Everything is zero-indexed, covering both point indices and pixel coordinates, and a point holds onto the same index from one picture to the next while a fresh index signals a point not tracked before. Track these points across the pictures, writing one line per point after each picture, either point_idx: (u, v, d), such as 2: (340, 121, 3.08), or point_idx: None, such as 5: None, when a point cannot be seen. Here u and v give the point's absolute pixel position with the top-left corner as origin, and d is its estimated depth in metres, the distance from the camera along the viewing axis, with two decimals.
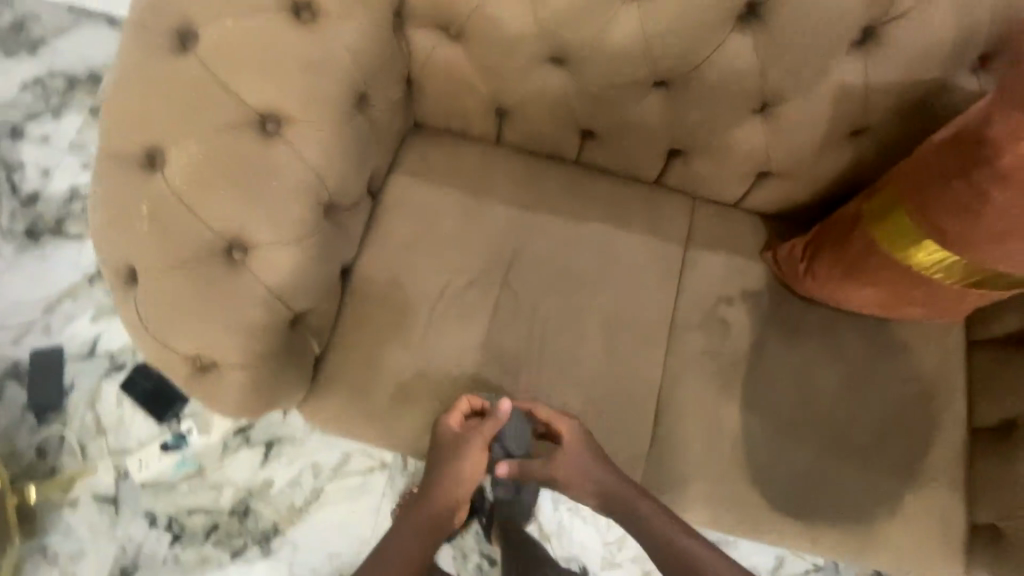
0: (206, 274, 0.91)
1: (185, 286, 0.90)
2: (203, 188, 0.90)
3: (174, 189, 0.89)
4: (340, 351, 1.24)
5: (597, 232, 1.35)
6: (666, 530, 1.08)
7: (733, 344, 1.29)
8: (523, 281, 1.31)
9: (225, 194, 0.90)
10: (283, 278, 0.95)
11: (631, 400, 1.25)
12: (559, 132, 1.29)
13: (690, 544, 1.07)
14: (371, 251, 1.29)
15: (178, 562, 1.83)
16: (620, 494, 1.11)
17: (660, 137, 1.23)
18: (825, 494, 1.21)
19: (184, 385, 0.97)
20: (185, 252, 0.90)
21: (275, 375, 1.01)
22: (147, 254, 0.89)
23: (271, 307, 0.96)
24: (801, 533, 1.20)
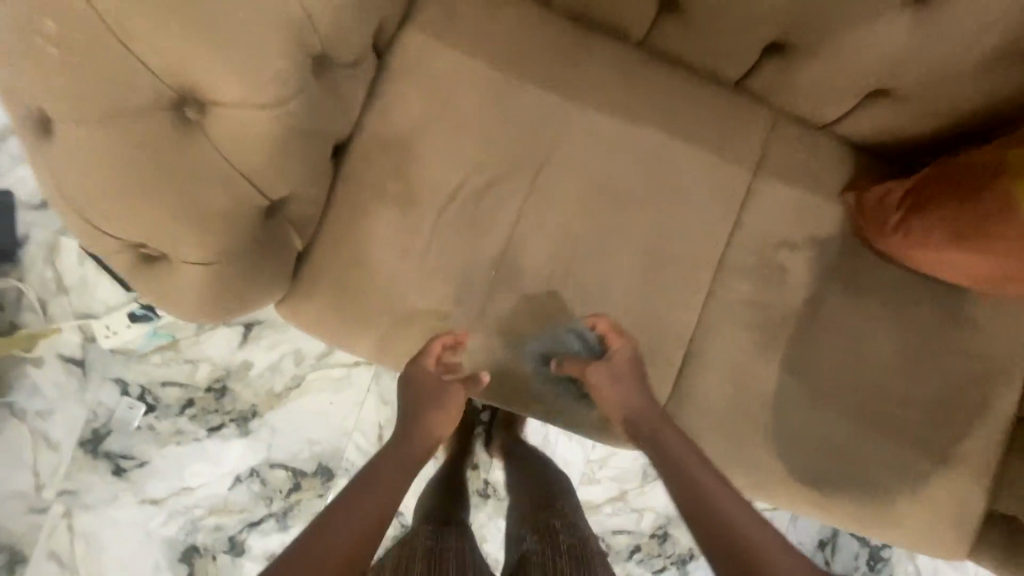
0: (148, 134, 0.67)
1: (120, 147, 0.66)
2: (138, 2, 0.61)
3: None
4: (326, 249, 1.03)
5: (653, 140, 1.09)
6: (692, 467, 0.91)
7: (783, 296, 1.12)
8: (554, 191, 1.08)
9: (172, 23, 0.62)
10: (258, 156, 0.72)
11: (657, 345, 1.10)
12: None
13: (717, 487, 0.88)
14: (371, 129, 1.03)
15: (152, 432, 1.78)
16: (648, 421, 0.98)
17: (767, 17, 0.94)
18: (842, 466, 1.13)
19: (131, 275, 0.78)
20: (113, 96, 0.64)
21: (245, 274, 0.81)
22: (60, 94, 0.63)
23: (239, 191, 0.74)
24: (811, 502, 1.13)
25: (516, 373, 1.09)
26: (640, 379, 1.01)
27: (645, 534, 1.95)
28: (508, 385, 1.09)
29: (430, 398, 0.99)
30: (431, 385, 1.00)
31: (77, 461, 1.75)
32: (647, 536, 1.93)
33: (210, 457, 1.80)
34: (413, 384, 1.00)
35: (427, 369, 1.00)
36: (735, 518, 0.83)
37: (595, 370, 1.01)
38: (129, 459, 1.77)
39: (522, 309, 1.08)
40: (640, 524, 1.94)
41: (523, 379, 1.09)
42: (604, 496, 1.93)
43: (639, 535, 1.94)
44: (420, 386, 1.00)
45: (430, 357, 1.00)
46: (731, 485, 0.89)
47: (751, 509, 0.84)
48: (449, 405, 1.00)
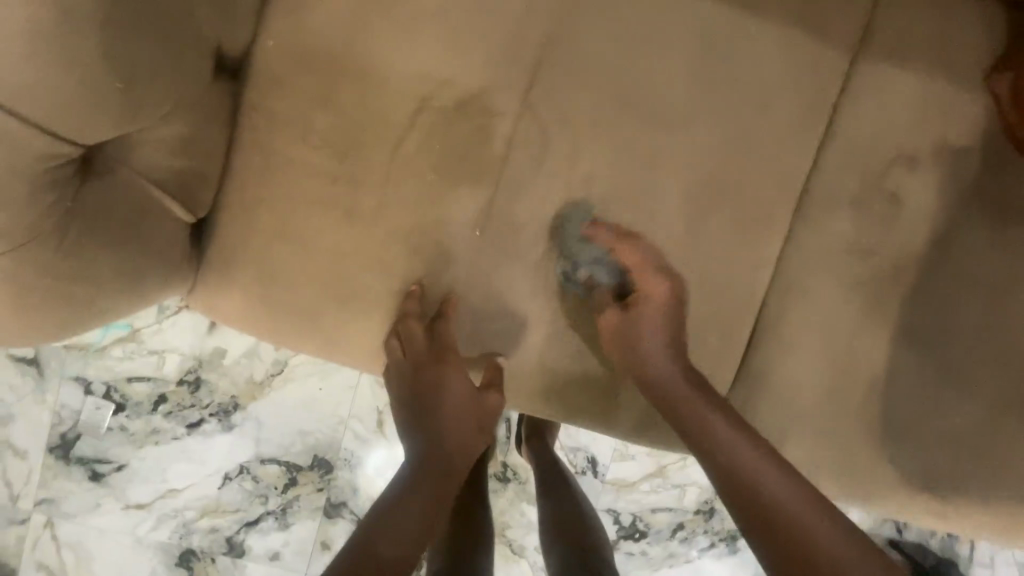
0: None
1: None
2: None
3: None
4: (236, 216, 0.72)
5: (700, 17, 0.73)
6: (716, 425, 0.68)
7: (895, 234, 0.78)
8: (560, 105, 0.74)
9: None
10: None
11: (716, 318, 0.78)
12: None
13: (754, 461, 0.66)
14: (281, 32, 0.70)
15: (125, 433, 1.47)
16: (662, 377, 0.72)
17: None
18: (994, 471, 0.79)
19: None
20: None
21: (67, 268, 0.49)
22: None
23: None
24: (944, 520, 0.81)
25: (521, 369, 0.79)
26: (660, 325, 0.74)
27: (696, 510, 1.37)
28: (512, 386, 0.79)
29: (460, 411, 0.75)
30: (454, 395, 0.75)
31: (49, 468, 1.46)
32: (698, 514, 1.35)
33: (194, 456, 1.48)
34: (433, 399, 0.75)
35: (441, 375, 0.75)
36: (782, 504, 0.62)
37: (608, 318, 0.76)
38: (105, 463, 1.47)
39: (523, 282, 0.76)
40: (687, 502, 1.36)
41: (531, 376, 0.79)
42: (639, 475, 1.35)
43: (687, 510, 1.37)
44: (440, 400, 0.75)
45: (441, 352, 0.74)
46: (772, 451, 0.67)
47: (802, 488, 0.63)
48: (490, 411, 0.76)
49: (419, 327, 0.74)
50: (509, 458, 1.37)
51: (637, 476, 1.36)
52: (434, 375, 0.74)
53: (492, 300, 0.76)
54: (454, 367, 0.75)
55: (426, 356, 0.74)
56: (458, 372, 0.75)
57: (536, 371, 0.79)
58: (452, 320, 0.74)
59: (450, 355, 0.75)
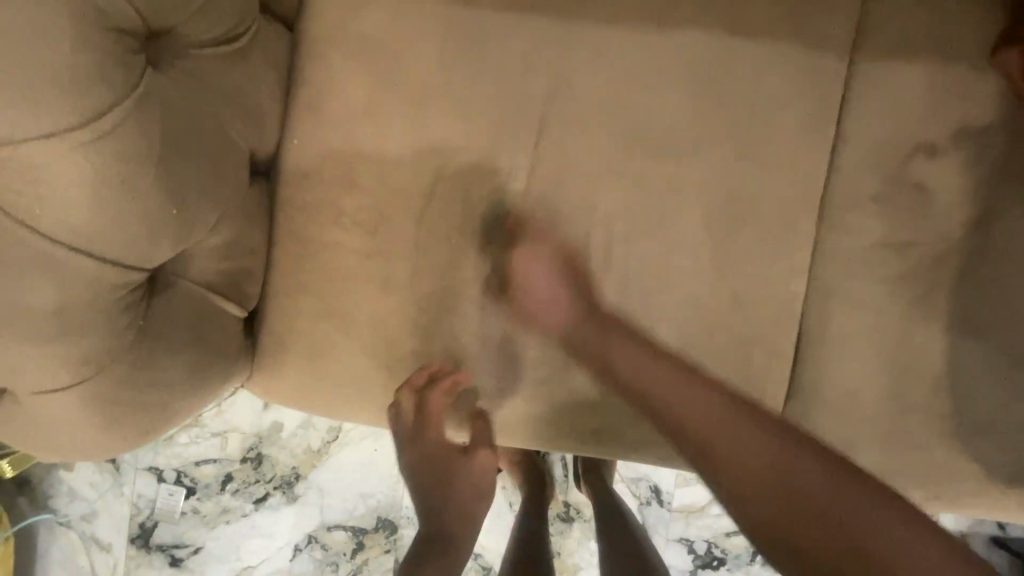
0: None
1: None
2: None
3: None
4: (283, 304, 0.77)
5: (690, 49, 0.76)
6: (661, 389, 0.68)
7: (928, 225, 0.77)
8: (569, 153, 0.77)
9: None
10: (66, 216, 0.44)
11: (758, 333, 0.78)
12: None
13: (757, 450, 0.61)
14: (303, 130, 0.75)
15: (198, 515, 1.52)
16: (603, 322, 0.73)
17: None
18: None
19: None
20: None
21: (146, 382, 0.54)
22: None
23: (72, 277, 0.45)
24: None
25: (569, 410, 0.80)
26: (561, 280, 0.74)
27: None
28: (562, 429, 0.80)
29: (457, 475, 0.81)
30: (441, 459, 0.80)
31: (132, 559, 1.52)
32: None
33: (262, 530, 1.52)
34: (420, 466, 0.80)
35: (431, 446, 0.79)
36: (746, 457, 0.61)
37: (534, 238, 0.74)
38: (183, 547, 1.52)
39: None
40: None
41: (579, 417, 0.80)
42: (706, 499, 1.31)
43: None
44: (433, 470, 0.80)
45: (430, 424, 0.77)
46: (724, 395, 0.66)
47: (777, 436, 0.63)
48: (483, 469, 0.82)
49: (411, 399, 0.76)
50: (570, 497, 1.35)
51: (705, 499, 1.31)
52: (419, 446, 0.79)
53: (530, 348, 0.78)
54: (440, 436, 0.79)
55: (414, 425, 0.78)
56: (444, 441, 0.80)
57: (584, 411, 0.79)
58: (442, 392, 0.75)
59: (438, 425, 0.78)
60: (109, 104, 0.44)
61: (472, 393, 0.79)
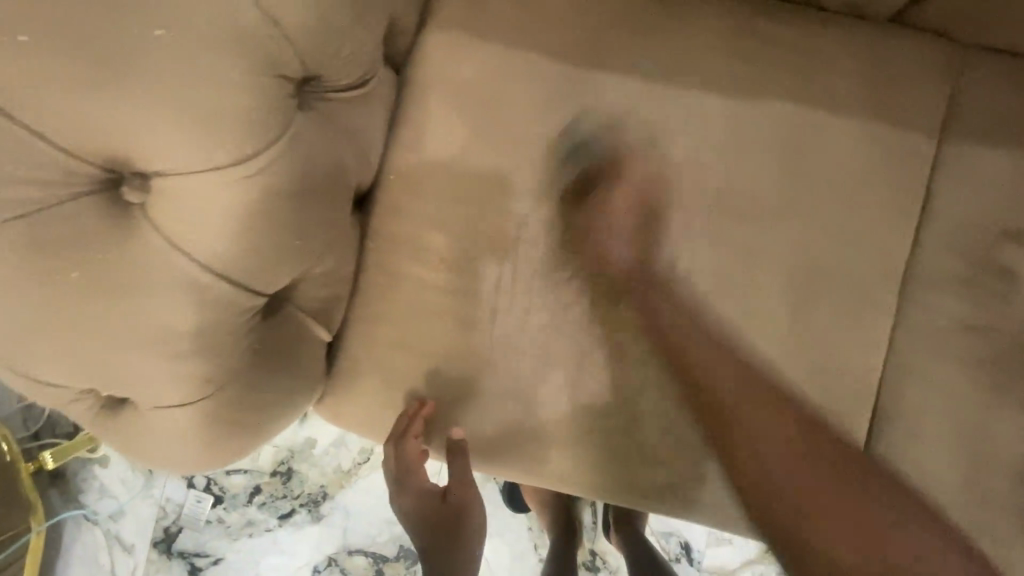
0: (51, 236, 0.43)
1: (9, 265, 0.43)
2: (23, 37, 0.40)
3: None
4: (363, 331, 0.79)
5: (782, 117, 0.77)
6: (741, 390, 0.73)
7: (1013, 310, 0.76)
8: (654, 209, 0.78)
9: (84, 74, 0.41)
10: (217, 245, 0.47)
11: (830, 404, 0.77)
12: None
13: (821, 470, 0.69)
14: (400, 167, 0.79)
15: (223, 525, 1.49)
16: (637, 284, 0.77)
17: None
18: None
19: (93, 432, 0.54)
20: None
21: (249, 404, 0.56)
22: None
23: (214, 302, 0.48)
24: None
25: (632, 465, 0.79)
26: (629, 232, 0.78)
27: None
28: (623, 483, 0.79)
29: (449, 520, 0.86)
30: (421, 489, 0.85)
31: (152, 563, 1.47)
32: None
33: (284, 548, 1.49)
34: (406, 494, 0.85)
35: (418, 490, 0.85)
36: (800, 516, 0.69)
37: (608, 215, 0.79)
38: (202, 557, 1.49)
39: (628, 379, 0.78)
40: None
41: (641, 472, 0.79)
42: (737, 562, 1.27)
43: None
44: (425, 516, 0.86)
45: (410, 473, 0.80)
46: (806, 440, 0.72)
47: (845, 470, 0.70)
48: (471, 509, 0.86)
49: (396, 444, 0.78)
50: (598, 546, 1.31)
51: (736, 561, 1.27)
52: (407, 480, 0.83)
53: (600, 397, 0.79)
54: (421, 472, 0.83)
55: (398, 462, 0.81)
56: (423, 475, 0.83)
57: (648, 466, 0.79)
58: (414, 435, 0.78)
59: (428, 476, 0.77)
60: (268, 143, 0.48)
61: (537, 437, 0.79)
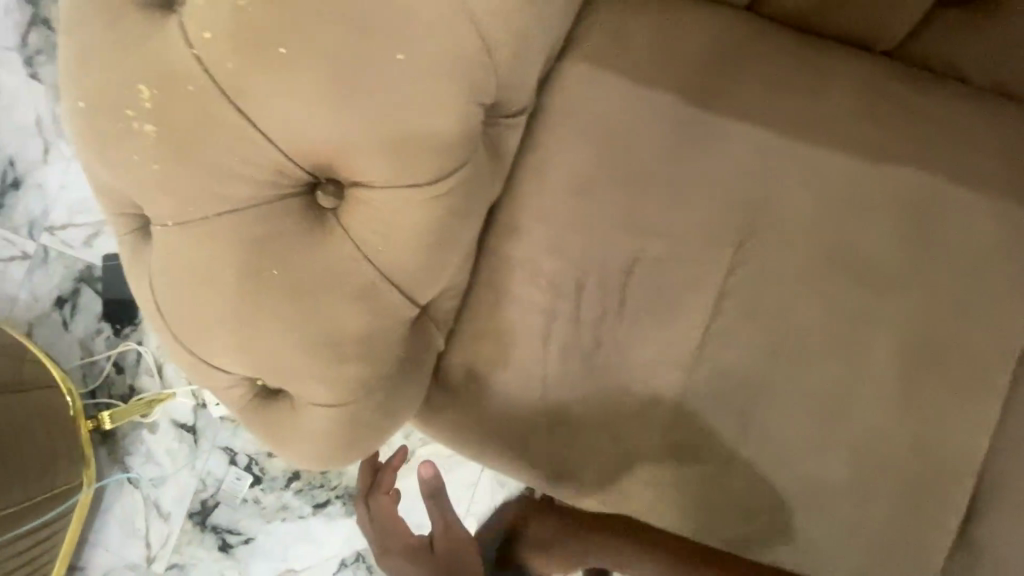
0: (258, 235, 0.47)
1: (219, 259, 0.47)
2: (279, 49, 0.42)
3: (198, 55, 0.43)
4: (465, 344, 0.81)
5: (914, 186, 0.77)
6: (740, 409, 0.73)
7: None
8: (772, 260, 0.78)
9: (317, 82, 0.43)
10: (398, 256, 0.50)
11: (931, 480, 0.75)
12: None
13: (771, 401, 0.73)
14: (524, 189, 0.80)
15: (258, 506, 1.38)
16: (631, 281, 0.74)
17: None
18: None
19: (236, 415, 0.57)
20: (219, 189, 0.45)
21: (387, 410, 0.57)
22: (153, 189, 0.46)
23: (387, 309, 0.51)
24: None
25: (714, 514, 0.78)
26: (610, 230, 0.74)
27: None
28: (703, 530, 0.79)
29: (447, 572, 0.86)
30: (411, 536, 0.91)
31: (186, 535, 1.38)
32: None
33: (316, 537, 1.38)
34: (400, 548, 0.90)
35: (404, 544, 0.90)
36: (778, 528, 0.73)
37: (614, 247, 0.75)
38: (234, 534, 1.38)
39: (723, 428, 0.78)
40: None
41: (725, 521, 0.78)
42: None
43: None
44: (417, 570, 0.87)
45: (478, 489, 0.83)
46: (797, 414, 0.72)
47: None
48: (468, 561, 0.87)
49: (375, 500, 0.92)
50: None
51: None
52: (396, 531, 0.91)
53: (691, 442, 0.78)
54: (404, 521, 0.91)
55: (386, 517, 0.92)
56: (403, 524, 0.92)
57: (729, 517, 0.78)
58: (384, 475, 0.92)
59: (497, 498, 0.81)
60: (460, 164, 0.50)
61: (622, 472, 0.79)
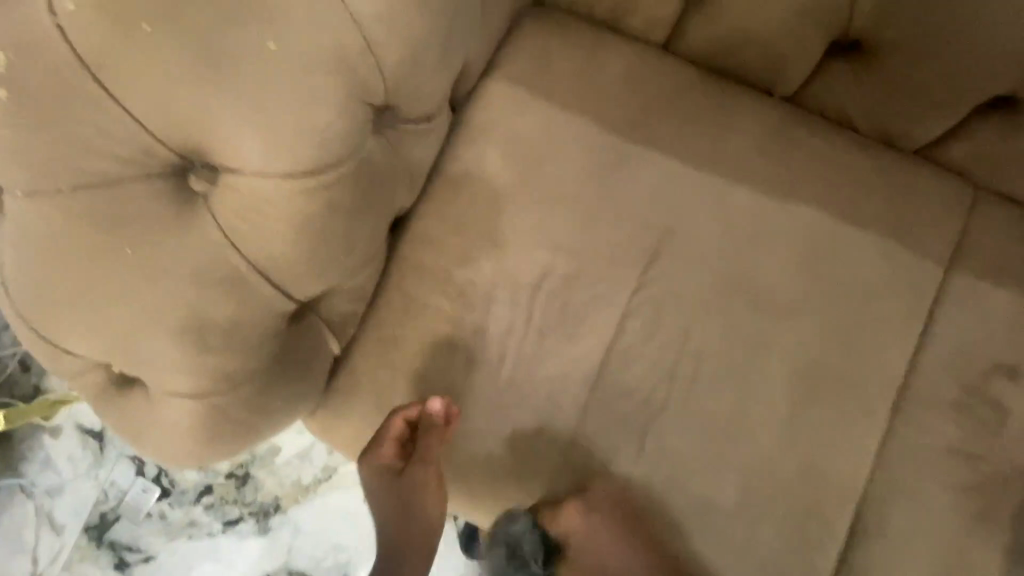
0: (122, 211, 0.46)
1: (77, 232, 0.46)
2: (142, 26, 0.42)
3: (54, 18, 0.42)
4: (372, 349, 0.80)
5: (806, 222, 0.81)
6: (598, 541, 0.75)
7: (1001, 447, 0.77)
8: (673, 283, 0.81)
9: (178, 62, 0.43)
10: (268, 245, 0.49)
11: (814, 505, 0.77)
12: (792, 24, 0.74)
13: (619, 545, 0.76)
14: (439, 199, 0.81)
15: (163, 522, 1.29)
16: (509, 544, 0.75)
17: (1002, 61, 0.67)
18: None
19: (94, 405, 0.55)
20: (72, 161, 0.45)
21: (258, 406, 0.56)
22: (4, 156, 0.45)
23: (253, 298, 0.50)
24: None
25: (618, 537, 0.77)
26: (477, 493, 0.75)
27: None
28: (597, 551, 0.78)
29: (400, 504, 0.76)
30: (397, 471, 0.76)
31: (79, 551, 1.27)
32: None
33: (223, 558, 1.28)
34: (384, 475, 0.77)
35: (373, 469, 0.77)
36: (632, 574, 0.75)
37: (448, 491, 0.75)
38: (134, 551, 1.28)
39: (621, 447, 0.79)
40: None
41: (618, 543, 0.77)
42: None
43: None
44: (384, 489, 0.77)
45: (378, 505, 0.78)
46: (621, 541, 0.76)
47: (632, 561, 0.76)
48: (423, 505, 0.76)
49: (395, 422, 0.75)
50: None
51: None
52: (382, 461, 0.76)
53: (591, 460, 0.78)
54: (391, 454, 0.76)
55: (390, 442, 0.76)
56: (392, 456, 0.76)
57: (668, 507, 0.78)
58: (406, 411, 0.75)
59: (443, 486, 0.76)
60: (340, 158, 0.50)
61: (520, 488, 0.78)
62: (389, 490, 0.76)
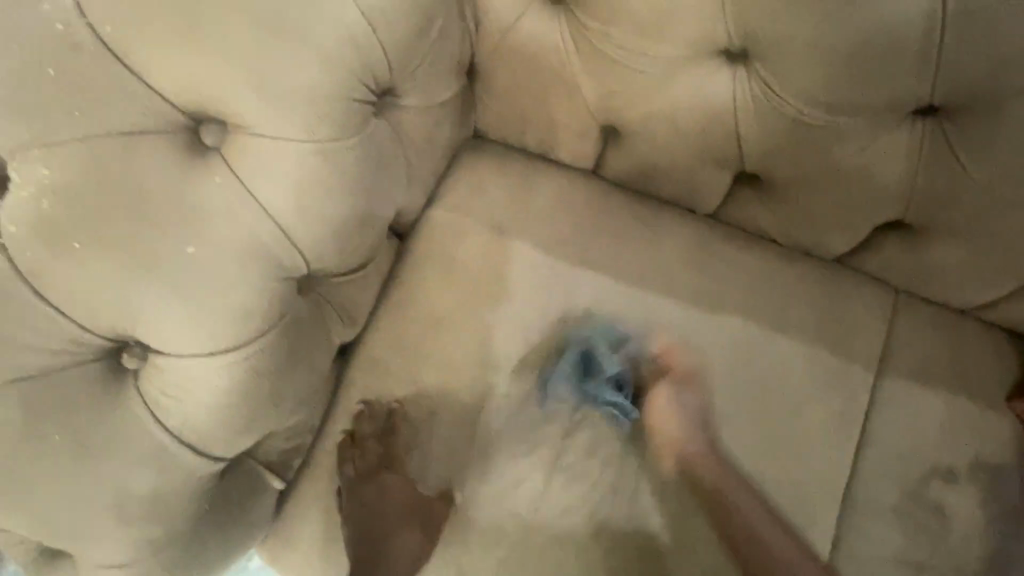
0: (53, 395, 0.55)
1: (6, 436, 0.54)
2: (74, 243, 0.52)
3: (6, 248, 0.53)
4: (320, 474, 0.82)
5: (738, 333, 0.85)
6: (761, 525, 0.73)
7: (946, 549, 0.78)
8: (613, 398, 0.83)
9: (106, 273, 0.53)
10: (191, 418, 0.57)
11: None
12: (698, 166, 0.79)
13: (780, 535, 0.72)
14: (385, 325, 0.85)
15: None
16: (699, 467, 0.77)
17: (887, 197, 0.72)
18: None
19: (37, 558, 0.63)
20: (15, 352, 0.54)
21: None
22: None
23: (176, 464, 0.58)
24: None
25: None
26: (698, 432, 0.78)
27: None
28: None
29: (378, 518, 0.79)
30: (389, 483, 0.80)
31: None
32: None
33: None
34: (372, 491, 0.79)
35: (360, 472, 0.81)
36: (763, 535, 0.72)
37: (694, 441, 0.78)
38: None
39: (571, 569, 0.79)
40: None
41: None
42: None
43: None
44: (377, 496, 0.79)
45: None
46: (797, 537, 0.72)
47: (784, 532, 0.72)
48: (404, 518, 0.79)
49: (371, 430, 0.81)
50: None
51: None
52: (367, 467, 0.80)
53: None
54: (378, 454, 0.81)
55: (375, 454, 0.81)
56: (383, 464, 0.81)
57: (679, 522, 0.80)
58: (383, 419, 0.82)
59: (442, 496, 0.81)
60: (262, 331, 0.57)
61: None
62: (378, 505, 0.79)
